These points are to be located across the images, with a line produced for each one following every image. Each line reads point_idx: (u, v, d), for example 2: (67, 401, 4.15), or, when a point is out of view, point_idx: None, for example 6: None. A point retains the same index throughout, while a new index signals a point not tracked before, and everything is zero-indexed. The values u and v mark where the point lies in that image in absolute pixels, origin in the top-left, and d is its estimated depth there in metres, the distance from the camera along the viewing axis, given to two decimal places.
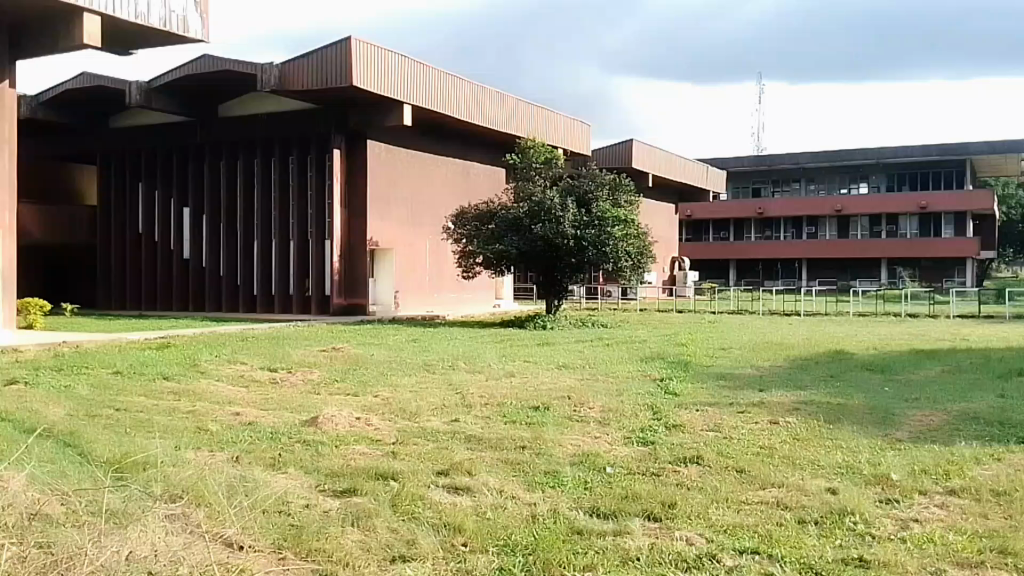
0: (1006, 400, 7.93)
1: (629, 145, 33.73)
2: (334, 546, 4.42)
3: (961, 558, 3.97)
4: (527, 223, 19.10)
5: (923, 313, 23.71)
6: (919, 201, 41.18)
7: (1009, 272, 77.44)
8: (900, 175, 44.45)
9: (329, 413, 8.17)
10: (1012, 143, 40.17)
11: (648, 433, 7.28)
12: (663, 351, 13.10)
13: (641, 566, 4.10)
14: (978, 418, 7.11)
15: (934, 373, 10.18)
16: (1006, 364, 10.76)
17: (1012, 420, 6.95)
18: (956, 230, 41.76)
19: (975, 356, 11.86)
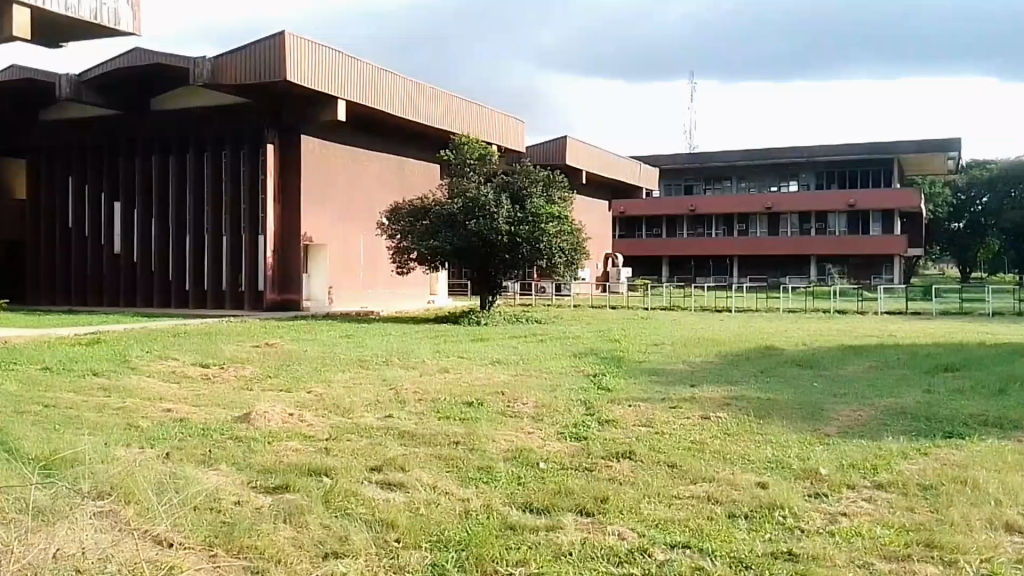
0: (932, 396, 8.09)
1: (563, 142, 33.86)
2: (266, 542, 4.33)
3: (887, 552, 4.03)
4: (462, 219, 19.03)
5: (852, 310, 24.19)
6: (849, 199, 42.00)
7: (933, 270, 79.67)
8: (830, 173, 45.22)
9: (262, 408, 8.04)
10: (939, 142, 41.15)
11: (581, 428, 7.28)
12: (596, 347, 13.14)
13: (574, 561, 4.08)
14: (905, 413, 7.25)
15: (861, 368, 10.37)
16: (933, 361, 10.98)
17: (938, 415, 7.10)
18: (883, 228, 42.68)
19: (903, 352, 12.12)
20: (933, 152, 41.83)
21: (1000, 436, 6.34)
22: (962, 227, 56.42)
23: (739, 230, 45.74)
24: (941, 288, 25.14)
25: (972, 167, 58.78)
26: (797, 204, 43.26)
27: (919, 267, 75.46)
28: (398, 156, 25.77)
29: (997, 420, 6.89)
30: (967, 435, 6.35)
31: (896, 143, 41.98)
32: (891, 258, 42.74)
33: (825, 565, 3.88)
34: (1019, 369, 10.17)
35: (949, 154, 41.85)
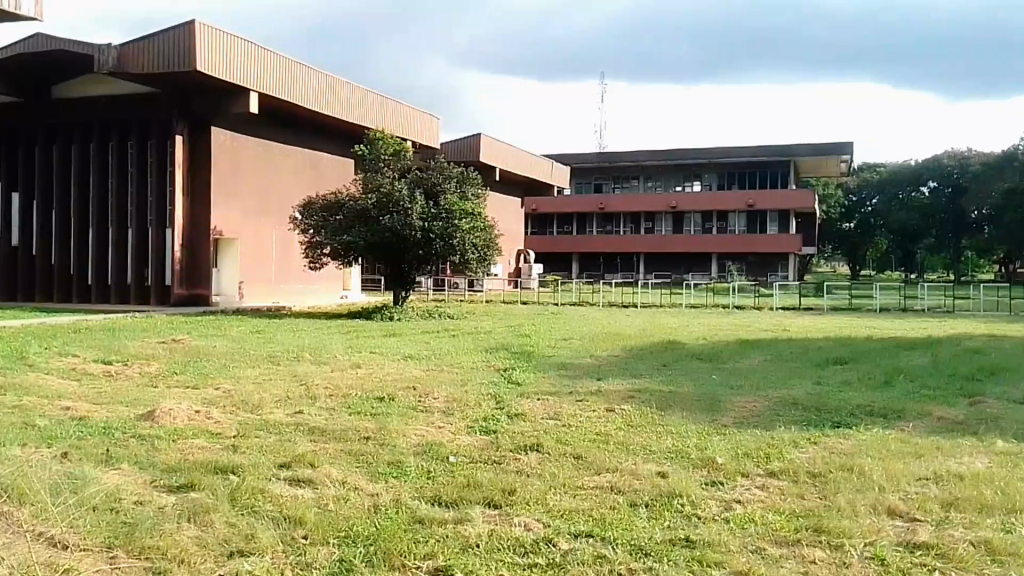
0: (822, 387, 8.41)
1: (476, 140, 33.94)
2: (169, 542, 4.29)
3: (779, 537, 4.20)
4: (375, 215, 18.97)
5: (748, 305, 24.83)
6: (747, 199, 42.95)
7: (826, 267, 82.26)
8: (733, 174, 46.20)
9: (166, 405, 7.95)
10: (833, 146, 42.30)
11: (490, 422, 7.38)
12: (507, 342, 13.28)
13: (480, 552, 4.17)
14: (797, 404, 7.55)
15: (756, 361, 10.69)
16: (824, 354, 11.40)
17: (828, 406, 7.40)
18: (781, 227, 43.83)
19: (797, 346, 12.50)
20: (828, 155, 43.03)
21: (884, 425, 6.66)
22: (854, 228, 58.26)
23: (645, 229, 46.49)
24: (832, 284, 25.95)
25: (865, 171, 60.77)
26: (700, 204, 44.12)
27: (815, 263, 77.85)
28: (312, 150, 25.58)
29: (884, 410, 7.21)
30: (854, 425, 6.64)
31: (792, 146, 43.10)
32: (787, 257, 43.97)
33: (719, 551, 4.05)
34: (901, 361, 10.63)
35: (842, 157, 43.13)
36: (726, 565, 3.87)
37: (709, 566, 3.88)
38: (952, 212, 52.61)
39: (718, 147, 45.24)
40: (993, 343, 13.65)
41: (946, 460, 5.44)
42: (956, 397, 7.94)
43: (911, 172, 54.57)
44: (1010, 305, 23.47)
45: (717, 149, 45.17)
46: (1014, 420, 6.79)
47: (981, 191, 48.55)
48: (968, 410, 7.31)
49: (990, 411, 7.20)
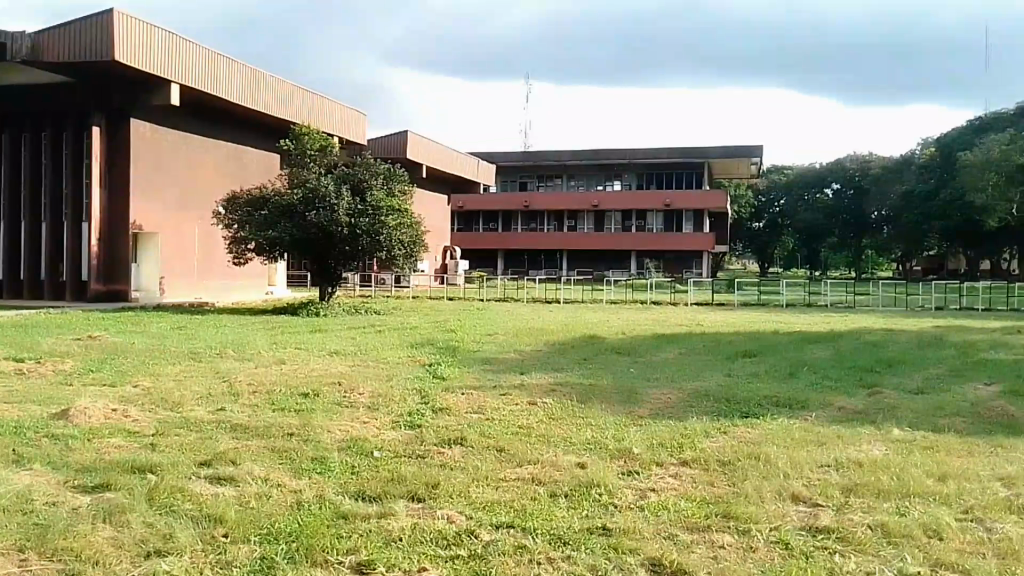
0: (733, 379, 8.69)
1: (403, 137, 33.90)
2: (84, 543, 4.27)
3: (690, 523, 4.37)
4: (301, 210, 18.89)
5: (664, 301, 25.36)
6: (663, 199, 43.86)
7: (738, 264, 83.98)
8: (651, 174, 46.87)
9: (81, 404, 7.86)
10: (745, 149, 43.46)
11: (415, 417, 7.48)
12: (432, 338, 13.38)
13: (403, 546, 4.25)
14: (709, 395, 7.79)
15: (672, 355, 10.96)
16: (734, 347, 11.74)
17: (738, 397, 7.65)
18: (695, 226, 44.83)
19: (709, 340, 12.86)
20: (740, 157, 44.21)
21: (789, 415, 6.92)
22: (764, 228, 59.65)
23: (568, 227, 46.91)
24: (741, 280, 26.73)
25: (774, 173, 62.22)
26: (620, 202, 44.78)
27: (730, 260, 79.29)
28: (236, 144, 25.33)
29: (790, 401, 7.49)
30: (762, 415, 6.89)
31: (707, 148, 44.06)
32: (701, 254, 45.06)
33: (633, 538, 4.20)
34: (807, 354, 11.02)
35: (753, 159, 44.28)
36: (640, 552, 4.01)
37: (624, 553, 4.02)
38: (853, 211, 54.19)
39: (637, 148, 45.90)
40: (891, 337, 14.22)
41: (847, 448, 5.69)
42: (856, 388, 8.27)
43: (816, 176, 55.85)
44: (908, 300, 24.43)
45: (636, 150, 45.87)
46: (910, 409, 7.11)
47: (881, 192, 50.17)
48: (867, 400, 7.63)
49: (888, 401, 7.54)
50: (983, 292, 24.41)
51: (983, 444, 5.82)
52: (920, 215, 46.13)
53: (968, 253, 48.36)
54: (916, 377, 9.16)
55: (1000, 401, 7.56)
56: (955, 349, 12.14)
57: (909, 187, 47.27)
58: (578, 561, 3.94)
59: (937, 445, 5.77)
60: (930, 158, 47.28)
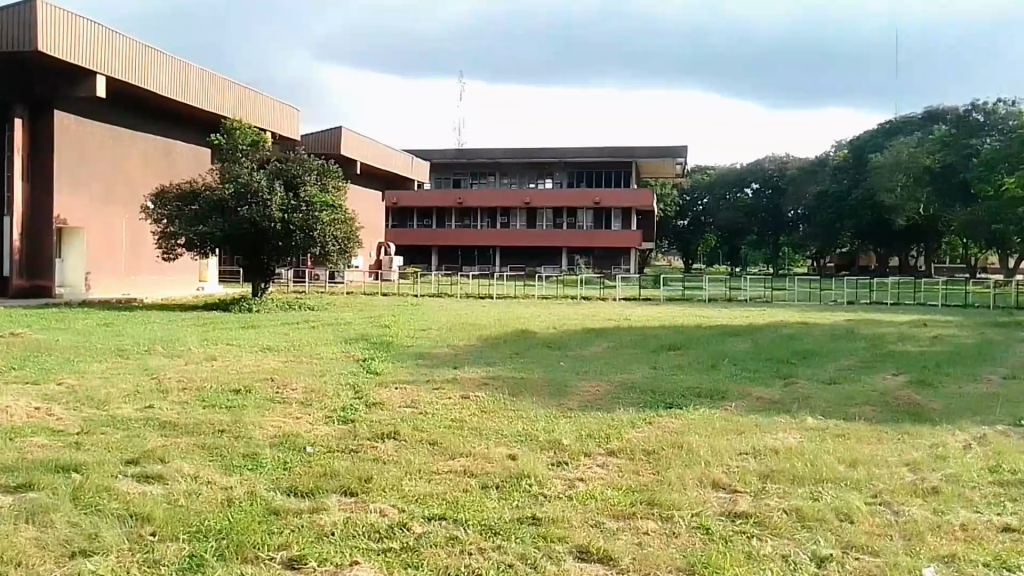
0: (658, 372, 8.89)
1: (337, 133, 33.73)
2: (8, 544, 4.23)
3: (617, 511, 4.51)
4: (233, 205, 18.71)
5: (592, 296, 25.68)
6: (595, 198, 44.24)
7: (664, 261, 84.96)
8: (580, 172, 47.41)
9: (4, 404, 7.74)
10: (671, 148, 44.21)
11: (348, 412, 7.53)
12: (367, 333, 13.41)
13: (335, 540, 4.30)
14: (636, 387, 7.97)
15: (601, 349, 11.13)
16: (660, 340, 11.98)
17: (663, 388, 7.86)
18: (624, 224, 45.47)
19: (636, 334, 13.07)
20: (666, 157, 45.06)
21: (711, 405, 7.13)
22: (688, 226, 60.41)
23: (501, 224, 47.08)
24: (667, 276, 27.19)
25: (698, 173, 63.07)
26: (551, 200, 45.11)
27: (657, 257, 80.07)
28: (165, 138, 24.99)
29: (710, 391, 7.72)
30: (686, 406, 7.09)
31: (633, 147, 44.78)
32: (629, 251, 45.77)
33: (563, 527, 4.32)
34: (727, 347, 11.29)
35: (676, 159, 45.23)
36: (568, 540, 4.13)
37: (553, 541, 4.14)
38: (771, 211, 55.20)
39: (568, 146, 46.39)
40: (806, 329, 14.64)
41: (764, 436, 5.91)
42: (773, 379, 8.53)
43: (736, 175, 56.50)
44: (822, 295, 25.15)
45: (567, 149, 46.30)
46: (823, 398, 7.39)
47: (797, 193, 51.16)
48: (783, 390, 7.89)
49: (802, 391, 7.82)
50: (892, 286, 25.25)
51: (891, 431, 6.08)
52: (833, 214, 47.26)
53: (879, 250, 49.81)
54: (829, 368, 9.48)
55: (907, 391, 7.88)
56: (865, 342, 12.58)
57: (823, 188, 48.34)
58: (508, 550, 4.04)
59: (849, 432, 6.02)
60: (844, 160, 48.55)
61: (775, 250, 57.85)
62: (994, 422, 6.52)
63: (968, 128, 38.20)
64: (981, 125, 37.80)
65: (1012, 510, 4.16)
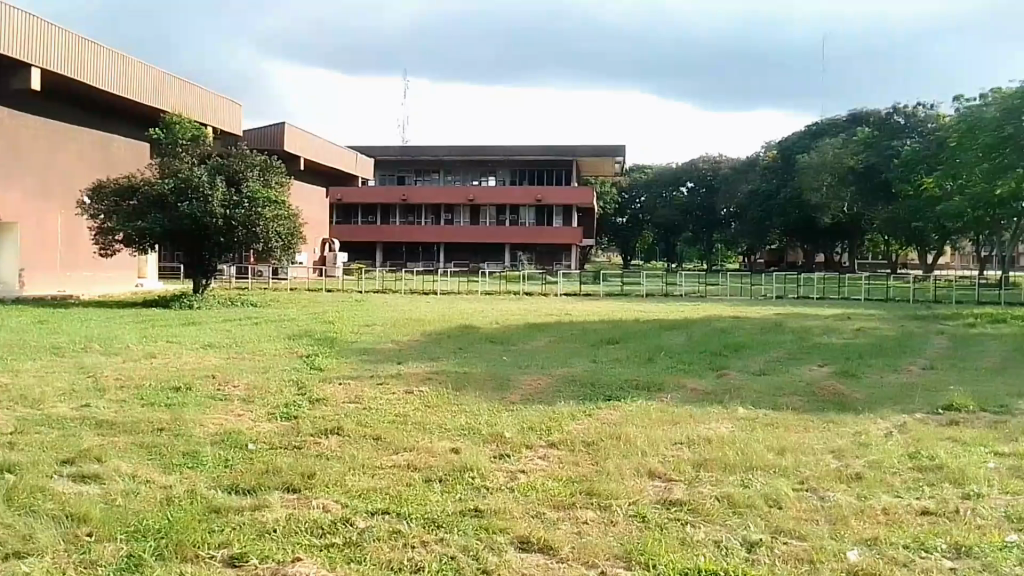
0: (598, 365, 9.04)
1: (280, 129, 33.49)
2: None
3: (556, 502, 4.61)
4: (173, 200, 18.49)
5: (534, 291, 25.87)
6: (537, 194, 44.64)
7: (604, 257, 85.62)
8: (523, 171, 47.71)
9: None
10: (612, 147, 44.60)
11: (292, 408, 7.56)
12: (310, 329, 13.42)
13: (277, 537, 4.31)
14: (576, 380, 8.12)
15: (543, 343, 11.28)
16: (599, 334, 12.17)
17: (602, 381, 8.01)
18: (565, 221, 45.87)
19: (576, 328, 13.24)
20: (607, 155, 45.50)
21: (647, 396, 7.30)
22: (626, 223, 60.99)
23: (445, 220, 47.09)
24: (607, 272, 27.48)
25: (636, 171, 63.67)
26: (495, 197, 45.30)
27: (596, 253, 80.68)
28: (102, 133, 24.59)
29: (646, 383, 7.89)
30: (624, 398, 7.24)
31: (575, 146, 45.22)
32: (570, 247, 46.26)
33: (504, 518, 4.41)
34: (664, 340, 11.51)
35: (617, 159, 45.78)
36: (509, 532, 4.22)
37: (495, 533, 4.23)
38: (705, 209, 55.97)
39: (511, 144, 46.63)
40: (736, 323, 14.97)
41: (697, 426, 6.07)
42: (707, 371, 8.73)
43: (672, 174, 57.14)
44: (752, 289, 25.67)
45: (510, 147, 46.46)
46: (754, 389, 7.59)
47: (730, 191, 51.97)
48: (715, 381, 8.10)
49: (734, 382, 8.03)
50: (818, 281, 25.87)
51: (817, 420, 6.29)
52: (762, 213, 48.08)
53: (805, 246, 50.79)
54: (759, 359, 9.73)
55: (833, 381, 8.14)
56: (792, 334, 12.94)
57: (754, 186, 49.17)
58: (450, 542, 4.11)
59: (779, 421, 6.20)
60: (773, 160, 49.39)
61: (709, 246, 58.58)
62: (914, 409, 6.77)
63: (889, 130, 40.05)
64: (903, 127, 39.61)
65: (930, 493, 4.36)
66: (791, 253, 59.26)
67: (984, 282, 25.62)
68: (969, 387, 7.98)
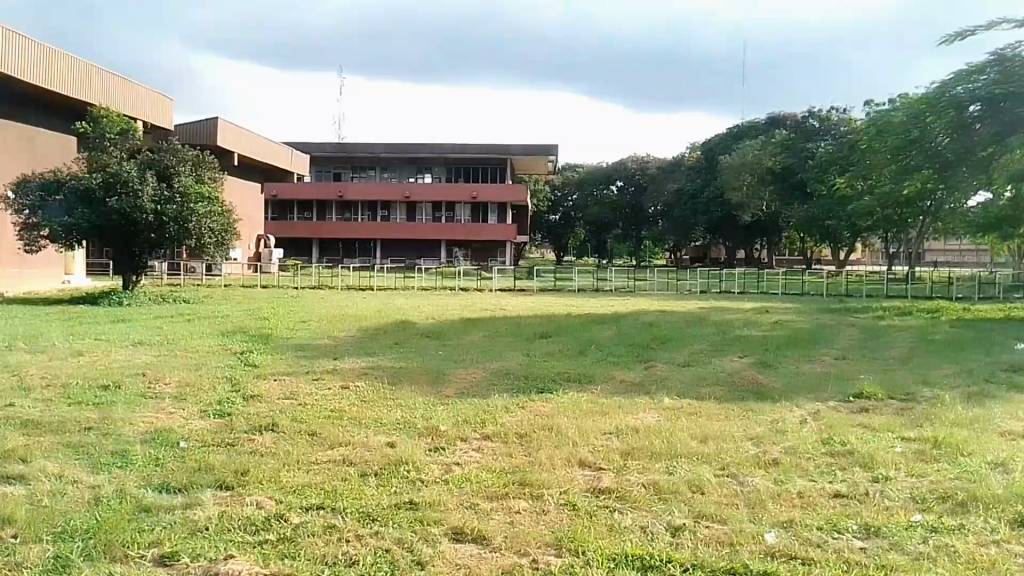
0: (532, 358, 9.17)
1: (214, 123, 33.10)
2: None
3: (490, 493, 4.72)
4: (101, 195, 18.18)
5: (469, 287, 25.97)
6: (472, 191, 44.73)
7: (538, 254, 86.04)
8: (459, 168, 47.72)
9: None
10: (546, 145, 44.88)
11: (225, 405, 7.56)
12: (244, 325, 13.35)
13: (210, 534, 4.31)
14: (510, 373, 8.24)
15: (478, 337, 11.38)
16: (532, 329, 12.30)
17: (536, 374, 8.14)
18: (500, 218, 46.05)
19: (509, 323, 13.37)
20: (541, 154, 45.70)
21: (579, 388, 7.46)
22: (559, 220, 61.37)
23: (382, 217, 46.90)
24: (540, 267, 27.68)
25: (568, 169, 64.07)
26: (431, 194, 45.29)
27: (530, 249, 80.90)
28: (27, 126, 24.02)
29: (578, 376, 8.04)
30: (556, 390, 7.39)
31: (509, 145, 45.39)
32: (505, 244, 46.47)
33: (437, 510, 4.50)
34: (593, 334, 11.69)
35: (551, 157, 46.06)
36: (443, 523, 4.31)
37: (429, 525, 4.32)
38: (634, 207, 56.58)
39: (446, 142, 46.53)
40: (662, 317, 15.25)
41: (626, 416, 6.23)
42: (635, 363, 8.92)
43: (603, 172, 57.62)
44: (678, 284, 26.10)
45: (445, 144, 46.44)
46: (680, 380, 7.81)
47: (658, 190, 52.65)
48: (643, 372, 8.31)
49: (660, 373, 8.24)
50: (739, 276, 26.42)
51: (738, 408, 6.51)
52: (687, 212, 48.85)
53: (726, 243, 51.60)
54: (683, 352, 9.95)
55: (752, 371, 8.41)
56: (714, 327, 13.25)
57: (680, 185, 49.88)
58: (386, 536, 4.18)
59: (701, 410, 6.40)
60: (698, 160, 50.09)
61: (638, 243, 59.25)
62: (827, 398, 7.03)
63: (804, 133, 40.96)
64: (817, 130, 40.53)
65: (842, 477, 4.57)
66: (716, 249, 60.22)
67: (891, 276, 26.34)
68: (879, 375, 8.31)
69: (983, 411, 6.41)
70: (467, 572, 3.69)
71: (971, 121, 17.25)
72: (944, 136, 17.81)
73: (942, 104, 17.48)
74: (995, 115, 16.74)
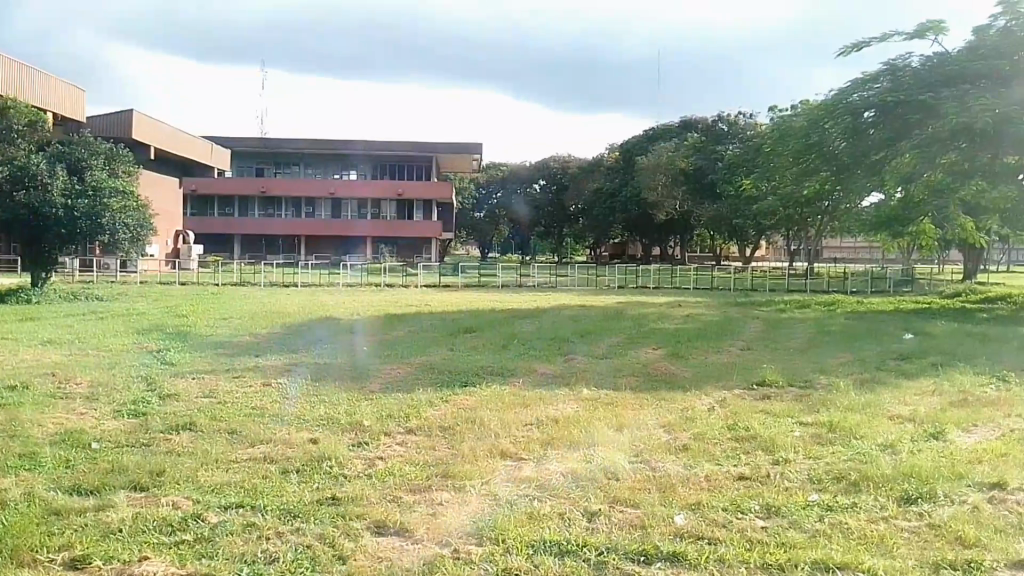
0: (455, 352, 9.29)
1: (128, 116, 32.45)
2: None
3: (412, 486, 4.81)
4: (8, 189, 17.65)
5: (393, 283, 25.99)
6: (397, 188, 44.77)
7: (461, 251, 86.13)
8: (384, 166, 47.58)
9: None
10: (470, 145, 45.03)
11: (140, 405, 7.51)
12: (162, 323, 13.24)
13: (124, 536, 4.30)
14: (433, 368, 8.34)
15: (400, 333, 11.44)
16: (455, 323, 12.42)
17: (458, 368, 8.26)
18: (425, 215, 46.21)
19: (432, 318, 13.45)
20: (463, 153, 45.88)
21: (499, 381, 7.61)
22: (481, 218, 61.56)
23: (305, 213, 46.51)
24: (465, 265, 27.79)
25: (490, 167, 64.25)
26: (356, 190, 45.15)
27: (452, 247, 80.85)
28: None
29: (498, 369, 8.20)
30: (477, 383, 7.53)
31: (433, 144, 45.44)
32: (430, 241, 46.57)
33: (360, 505, 4.59)
34: (513, 327, 11.87)
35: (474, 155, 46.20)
36: (365, 517, 4.40)
37: (351, 519, 4.40)
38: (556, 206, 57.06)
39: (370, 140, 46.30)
40: (580, 311, 15.52)
41: (545, 407, 6.41)
42: (553, 356, 9.10)
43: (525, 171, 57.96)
44: (597, 280, 26.43)
45: (369, 142, 46.25)
46: (595, 371, 8.02)
47: (577, 188, 53.18)
48: (562, 365, 8.50)
49: (579, 365, 8.42)
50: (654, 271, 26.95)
51: (651, 397, 6.72)
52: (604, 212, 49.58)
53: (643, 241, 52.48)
54: (599, 344, 10.16)
55: (664, 362, 8.67)
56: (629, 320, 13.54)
57: (599, 185, 50.49)
58: (307, 532, 4.25)
59: (617, 400, 6.60)
60: (616, 160, 50.85)
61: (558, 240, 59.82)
62: (732, 386, 7.30)
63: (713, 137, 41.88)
64: (725, 134, 41.56)
65: (746, 461, 4.79)
66: (632, 246, 61.11)
67: (792, 272, 27.27)
68: (781, 364, 8.64)
69: (875, 396, 6.76)
70: (388, 565, 3.78)
71: (865, 126, 17.96)
72: (840, 140, 18.50)
73: (839, 110, 18.19)
74: (889, 122, 17.47)
